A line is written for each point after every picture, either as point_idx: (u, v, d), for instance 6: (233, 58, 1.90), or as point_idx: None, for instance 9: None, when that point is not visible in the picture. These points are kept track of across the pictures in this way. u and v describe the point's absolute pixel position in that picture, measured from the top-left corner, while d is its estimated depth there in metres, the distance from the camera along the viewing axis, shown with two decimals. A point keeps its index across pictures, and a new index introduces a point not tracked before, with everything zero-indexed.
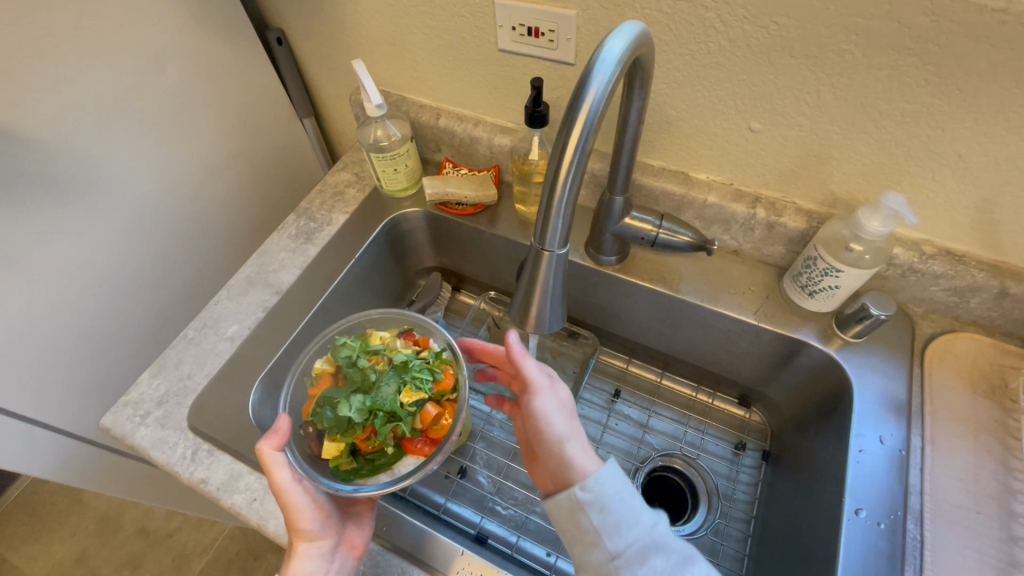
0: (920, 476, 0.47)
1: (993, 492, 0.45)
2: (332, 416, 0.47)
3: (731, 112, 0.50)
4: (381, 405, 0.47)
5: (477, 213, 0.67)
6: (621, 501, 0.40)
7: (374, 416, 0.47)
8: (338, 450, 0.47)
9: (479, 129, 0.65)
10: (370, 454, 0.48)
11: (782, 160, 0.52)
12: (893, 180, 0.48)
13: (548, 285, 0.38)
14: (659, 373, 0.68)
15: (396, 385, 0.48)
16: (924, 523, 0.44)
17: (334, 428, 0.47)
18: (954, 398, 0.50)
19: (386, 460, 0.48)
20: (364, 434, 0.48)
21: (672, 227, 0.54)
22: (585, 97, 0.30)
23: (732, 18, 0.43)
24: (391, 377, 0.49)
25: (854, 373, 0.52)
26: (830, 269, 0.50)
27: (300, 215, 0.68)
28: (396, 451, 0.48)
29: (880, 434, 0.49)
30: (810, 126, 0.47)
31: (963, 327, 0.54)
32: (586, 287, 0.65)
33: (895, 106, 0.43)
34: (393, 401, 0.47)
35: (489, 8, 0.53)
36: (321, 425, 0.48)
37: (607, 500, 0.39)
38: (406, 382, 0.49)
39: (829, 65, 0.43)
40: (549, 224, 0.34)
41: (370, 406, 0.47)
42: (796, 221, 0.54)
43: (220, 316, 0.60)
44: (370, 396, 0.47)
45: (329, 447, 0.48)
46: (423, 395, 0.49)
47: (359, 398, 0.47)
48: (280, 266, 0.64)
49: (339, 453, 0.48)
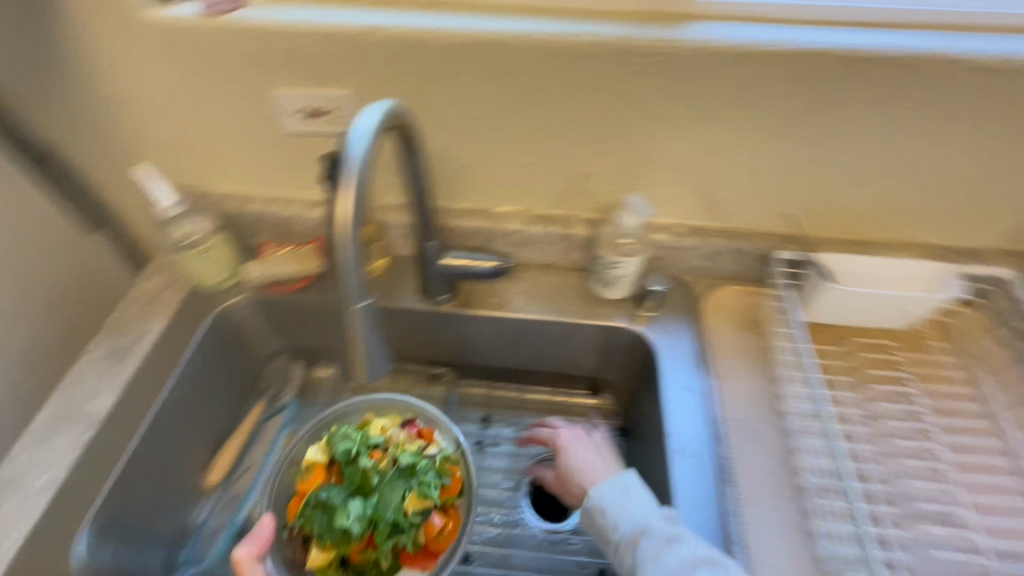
0: (719, 405, 0.59)
1: (767, 400, 0.59)
2: (326, 523, 0.53)
3: (503, 152, 0.59)
4: (383, 514, 0.53)
5: (308, 287, 0.68)
6: (618, 498, 0.51)
7: (375, 526, 0.53)
8: (325, 560, 0.53)
9: (290, 207, 0.67)
10: (363, 565, 0.54)
11: (556, 183, 0.62)
12: (636, 182, 0.61)
13: (363, 331, 0.41)
14: (518, 389, 0.73)
15: (401, 493, 0.54)
16: (728, 441, 0.56)
17: (330, 537, 0.53)
18: (729, 338, 0.64)
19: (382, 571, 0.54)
20: (362, 546, 0.53)
21: (477, 256, 0.60)
22: (349, 162, 0.37)
23: (478, 79, 0.53)
24: (394, 483, 0.55)
25: (657, 340, 0.63)
26: (614, 263, 0.61)
27: (107, 335, 0.63)
28: (394, 563, 0.54)
29: (685, 383, 0.60)
30: (564, 152, 0.59)
31: (723, 283, 0.69)
32: (431, 329, 0.69)
33: (614, 126, 0.56)
34: (395, 511, 0.53)
35: (271, 95, 0.57)
36: (314, 531, 0.54)
37: (606, 502, 0.51)
38: (415, 489, 0.55)
39: (557, 105, 0.55)
40: (344, 276, 0.39)
41: (370, 515, 0.53)
42: (583, 230, 0.65)
43: (21, 470, 0.52)
44: (371, 505, 0.53)
45: (319, 556, 0.53)
46: (426, 504, 0.54)
47: (358, 507, 0.53)
48: (90, 395, 0.57)
49: (330, 561, 0.53)
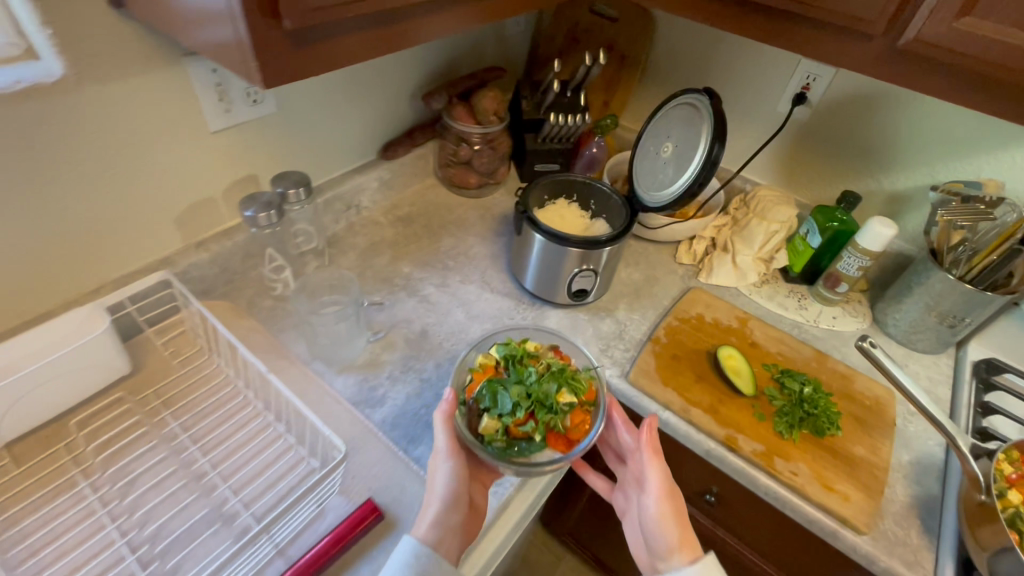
0: None
1: None
2: (491, 401, 0.62)
3: None
4: (537, 394, 0.62)
5: None
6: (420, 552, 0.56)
7: (532, 405, 0.61)
8: (493, 426, 0.62)
9: None
10: (516, 438, 0.62)
11: None
12: None
13: None
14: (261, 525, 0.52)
15: (554, 384, 0.63)
16: None
17: (495, 407, 0.62)
18: None
19: (536, 442, 0.62)
20: (520, 420, 0.61)
21: None
22: None
23: None
24: (552, 376, 0.63)
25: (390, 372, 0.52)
26: None
27: None
28: (540, 440, 0.62)
29: None
30: None
31: None
32: None
33: None
34: (548, 395, 0.62)
35: None
36: (479, 406, 0.63)
37: (413, 550, 0.56)
38: (560, 386, 0.63)
39: None
40: None
41: (532, 395, 0.62)
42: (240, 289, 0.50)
43: None
44: (529, 388, 0.62)
45: (488, 424, 0.62)
46: (569, 397, 0.63)
47: (519, 388, 0.62)
48: None
49: (493, 429, 0.62)
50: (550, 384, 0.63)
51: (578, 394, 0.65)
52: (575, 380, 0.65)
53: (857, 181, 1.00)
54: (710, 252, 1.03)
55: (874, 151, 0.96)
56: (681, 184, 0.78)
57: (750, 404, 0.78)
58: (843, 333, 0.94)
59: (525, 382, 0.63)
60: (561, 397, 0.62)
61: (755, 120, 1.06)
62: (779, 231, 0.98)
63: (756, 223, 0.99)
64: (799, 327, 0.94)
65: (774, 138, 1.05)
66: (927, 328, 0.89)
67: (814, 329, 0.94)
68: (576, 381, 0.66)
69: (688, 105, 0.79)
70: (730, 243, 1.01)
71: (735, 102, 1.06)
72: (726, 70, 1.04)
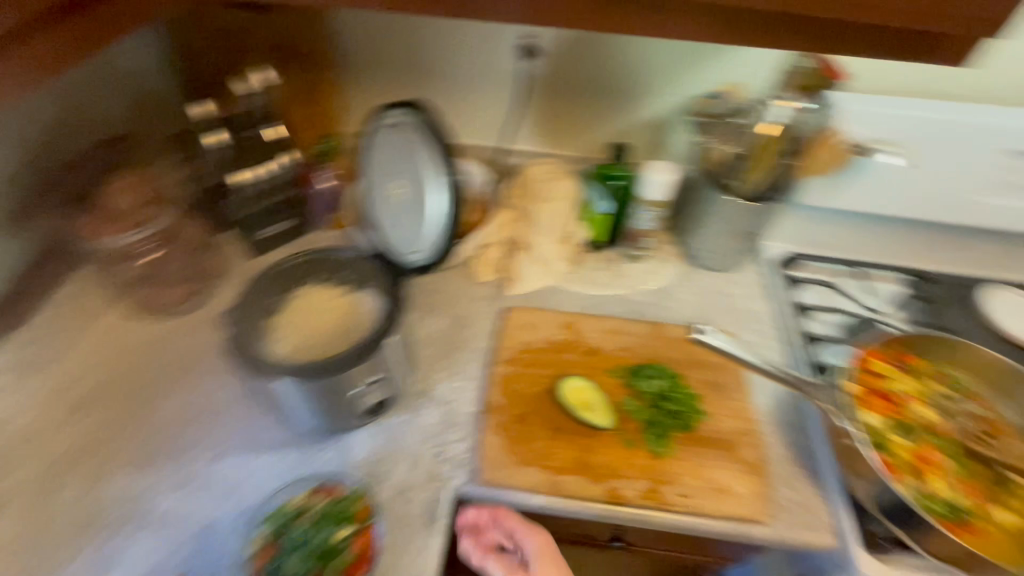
0: None
1: None
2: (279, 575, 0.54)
3: None
4: (317, 545, 0.56)
5: None
6: None
7: (317, 558, 0.55)
8: None
9: None
10: None
11: None
12: None
13: None
14: None
15: (329, 527, 0.57)
16: None
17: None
18: None
19: None
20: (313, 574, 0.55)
21: None
22: None
23: None
24: (325, 521, 0.58)
25: None
26: None
27: None
28: None
29: None
30: None
31: None
32: None
33: None
34: (326, 539, 0.56)
35: None
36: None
37: None
38: (336, 522, 0.58)
39: None
40: None
41: (311, 551, 0.56)
42: None
43: None
44: (308, 543, 0.56)
45: None
46: (350, 526, 0.58)
47: (298, 549, 0.56)
48: None
49: None
50: (325, 529, 0.57)
51: (355, 518, 0.59)
52: (344, 508, 0.59)
53: (621, 116, 0.89)
54: (509, 256, 0.87)
55: (621, 86, 0.86)
56: (439, 207, 0.71)
57: (616, 432, 0.67)
58: (666, 288, 0.88)
59: (299, 539, 0.56)
60: (340, 534, 0.57)
61: (493, 86, 0.88)
62: (565, 203, 0.86)
63: (540, 209, 0.86)
64: (626, 302, 0.85)
65: (519, 101, 0.89)
66: (733, 252, 0.87)
67: (639, 297, 0.86)
68: (348, 508, 0.59)
69: (399, 126, 0.68)
70: (523, 238, 0.87)
71: (462, 73, 0.87)
72: (434, 37, 0.84)
